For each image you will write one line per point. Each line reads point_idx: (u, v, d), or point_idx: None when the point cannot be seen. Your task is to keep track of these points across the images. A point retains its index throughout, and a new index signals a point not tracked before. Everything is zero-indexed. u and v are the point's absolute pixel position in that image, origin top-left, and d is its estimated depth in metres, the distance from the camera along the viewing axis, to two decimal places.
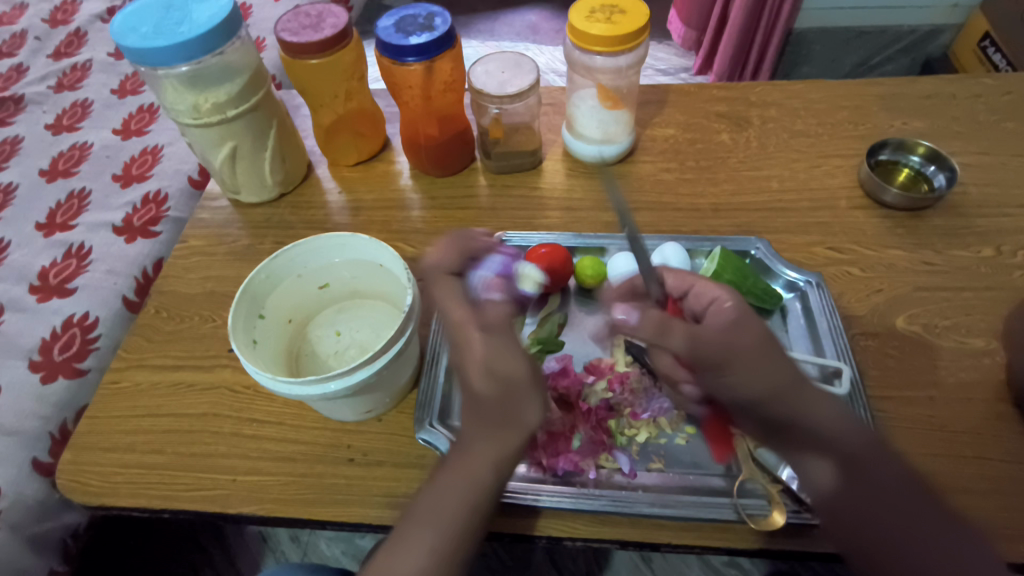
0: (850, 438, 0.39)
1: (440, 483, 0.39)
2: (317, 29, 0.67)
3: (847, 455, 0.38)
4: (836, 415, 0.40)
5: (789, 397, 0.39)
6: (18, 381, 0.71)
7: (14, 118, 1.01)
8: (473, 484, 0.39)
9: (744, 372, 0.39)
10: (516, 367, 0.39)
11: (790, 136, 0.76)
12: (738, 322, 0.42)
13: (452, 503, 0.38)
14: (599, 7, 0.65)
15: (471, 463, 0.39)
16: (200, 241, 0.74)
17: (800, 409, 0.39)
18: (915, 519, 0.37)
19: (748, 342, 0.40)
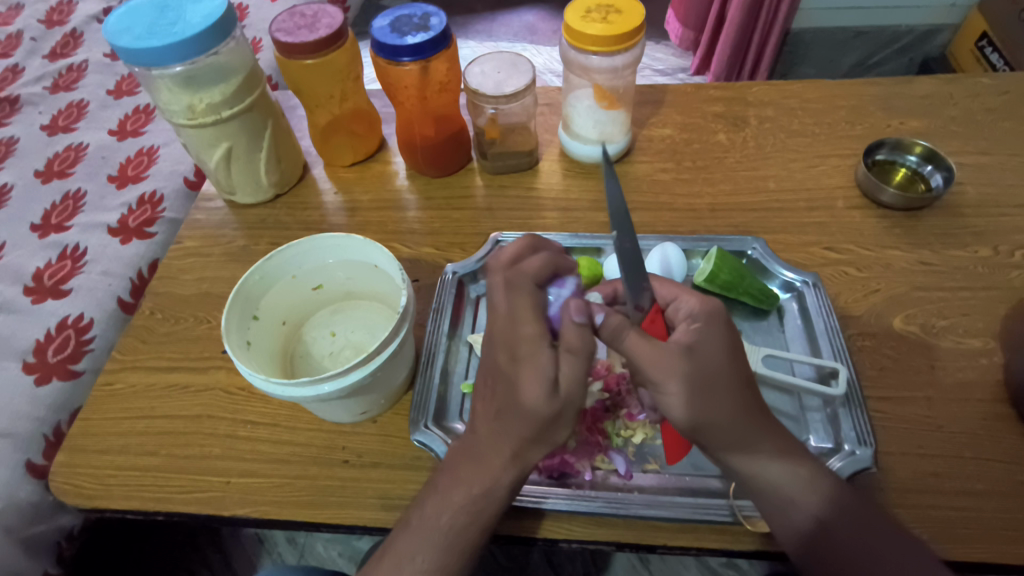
0: (793, 467, 0.43)
1: (434, 499, 0.44)
2: (312, 29, 0.67)
3: (788, 485, 0.43)
4: (779, 445, 0.43)
5: (736, 427, 0.42)
6: (12, 382, 0.70)
7: (9, 119, 1.00)
8: (483, 499, 0.43)
9: (700, 402, 0.41)
10: (575, 391, 0.41)
11: (787, 136, 0.76)
12: (703, 345, 0.41)
13: (460, 516, 0.43)
14: (594, 7, 0.65)
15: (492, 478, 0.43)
16: (196, 242, 0.74)
17: (746, 439, 0.42)
18: (849, 546, 0.42)
19: (709, 371, 0.41)
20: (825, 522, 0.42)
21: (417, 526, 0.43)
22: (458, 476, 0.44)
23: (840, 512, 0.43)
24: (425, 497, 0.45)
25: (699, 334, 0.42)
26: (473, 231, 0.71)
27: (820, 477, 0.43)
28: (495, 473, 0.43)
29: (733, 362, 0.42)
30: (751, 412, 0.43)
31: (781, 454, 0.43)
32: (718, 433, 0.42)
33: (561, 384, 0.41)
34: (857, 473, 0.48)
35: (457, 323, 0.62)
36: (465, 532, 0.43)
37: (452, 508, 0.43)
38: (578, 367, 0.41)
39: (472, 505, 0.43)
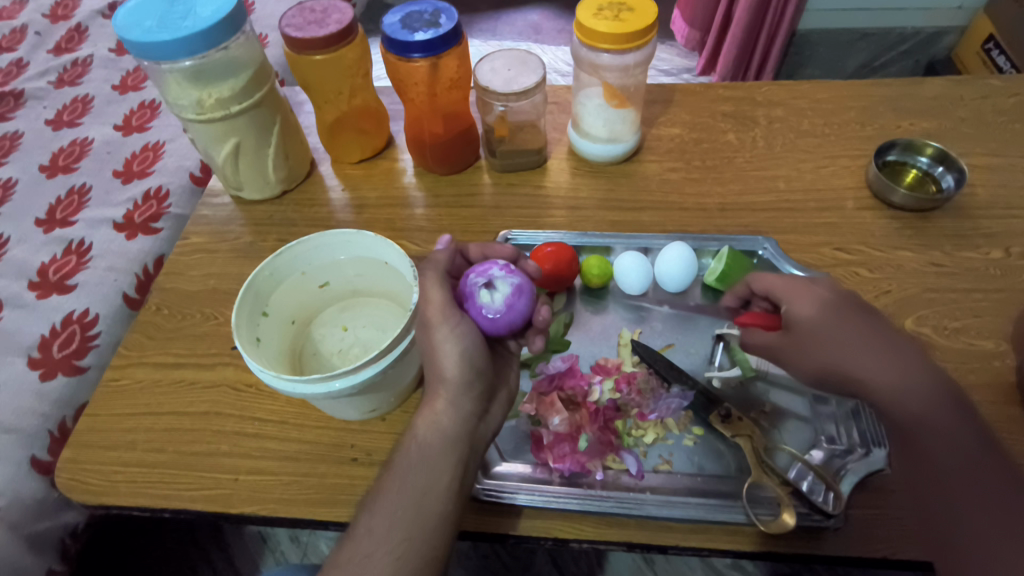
0: (919, 403, 0.41)
1: (386, 477, 0.44)
2: (322, 24, 0.66)
3: (901, 421, 0.41)
4: (902, 377, 0.42)
5: (843, 366, 0.44)
6: (17, 378, 0.70)
7: (14, 114, 1.00)
8: (410, 458, 0.44)
9: (813, 352, 0.46)
10: (430, 311, 0.47)
11: (797, 136, 0.76)
12: (801, 308, 0.47)
13: (395, 481, 0.43)
14: (606, 5, 0.64)
15: (414, 434, 0.45)
16: (202, 238, 0.73)
17: (854, 374, 0.43)
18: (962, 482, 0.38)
19: (806, 331, 0.46)
20: (940, 465, 0.39)
21: (372, 506, 0.43)
22: (402, 443, 0.45)
23: (956, 458, 0.39)
24: (379, 479, 0.45)
25: (793, 305, 0.48)
26: (482, 229, 0.71)
27: (947, 421, 0.40)
28: (415, 428, 0.45)
29: (833, 315, 0.46)
30: (861, 347, 0.44)
31: (896, 388, 0.42)
32: (855, 374, 0.44)
33: (423, 308, 0.48)
34: (865, 477, 0.48)
35: None
36: (406, 501, 0.42)
37: (399, 483, 0.43)
38: (437, 294, 0.48)
39: (413, 477, 0.43)
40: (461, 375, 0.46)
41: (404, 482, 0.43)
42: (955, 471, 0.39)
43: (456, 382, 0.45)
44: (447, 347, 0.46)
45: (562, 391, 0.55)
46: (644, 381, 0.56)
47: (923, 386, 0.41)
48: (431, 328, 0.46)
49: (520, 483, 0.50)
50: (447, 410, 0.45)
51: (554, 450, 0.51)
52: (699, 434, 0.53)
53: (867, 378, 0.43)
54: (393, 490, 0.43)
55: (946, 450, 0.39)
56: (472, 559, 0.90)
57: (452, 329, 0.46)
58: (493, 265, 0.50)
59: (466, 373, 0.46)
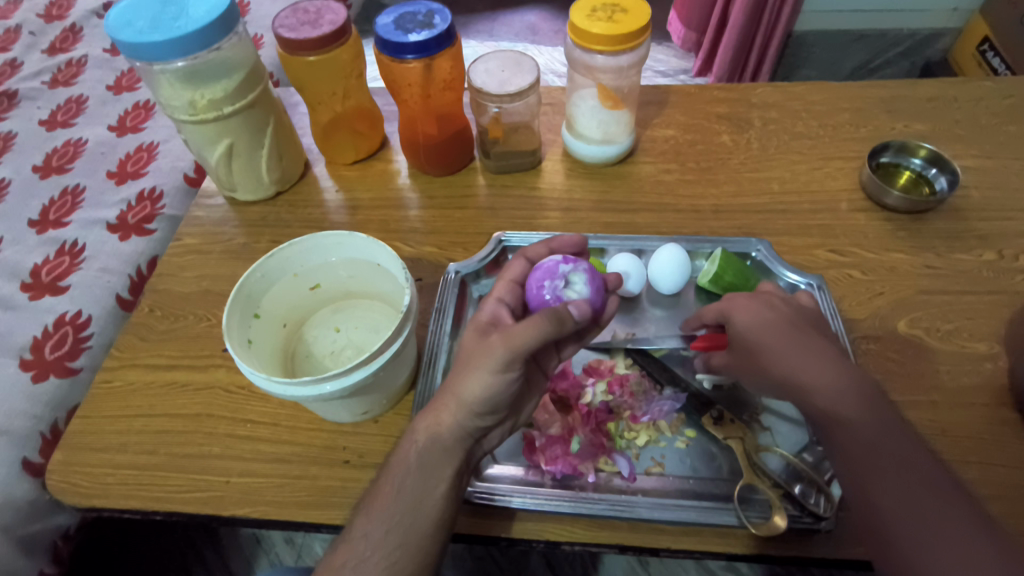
0: (846, 400, 0.42)
1: (381, 482, 0.44)
2: (315, 25, 0.66)
3: (834, 415, 0.42)
4: (833, 375, 0.43)
5: (783, 369, 0.45)
6: (8, 379, 0.69)
7: (8, 114, 1.00)
8: (406, 466, 0.43)
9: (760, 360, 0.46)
10: (498, 348, 0.42)
11: (792, 138, 0.76)
12: (745, 318, 0.48)
13: (387, 488, 0.43)
14: (600, 6, 0.64)
15: (413, 437, 0.44)
16: (196, 239, 0.73)
17: (790, 376, 0.44)
18: (883, 474, 0.40)
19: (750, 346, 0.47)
20: (865, 458, 0.41)
21: (367, 511, 0.43)
22: (397, 451, 0.45)
23: (885, 448, 0.40)
24: (374, 484, 0.45)
25: (735, 316, 0.49)
26: (476, 230, 0.71)
27: (868, 415, 0.42)
28: (415, 431, 0.45)
29: (778, 323, 0.47)
30: (801, 354, 0.45)
31: (825, 387, 0.43)
32: (795, 380, 0.44)
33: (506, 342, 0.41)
34: None
35: (460, 322, 0.62)
36: (398, 506, 0.42)
37: (392, 490, 0.43)
38: (526, 334, 0.41)
39: (404, 483, 0.43)
40: (484, 402, 0.43)
41: (397, 490, 0.43)
42: (890, 457, 0.40)
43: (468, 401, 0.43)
44: (484, 374, 0.42)
45: (556, 392, 0.55)
46: (637, 383, 0.56)
47: (847, 383, 0.43)
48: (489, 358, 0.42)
49: (512, 485, 0.50)
50: (447, 423, 0.44)
51: (546, 452, 0.51)
52: (692, 436, 0.53)
53: (800, 376, 0.44)
54: (384, 495, 0.43)
55: (877, 439, 0.41)
56: (467, 560, 0.90)
57: (498, 371, 0.42)
58: (550, 269, 0.50)
59: (483, 406, 0.43)
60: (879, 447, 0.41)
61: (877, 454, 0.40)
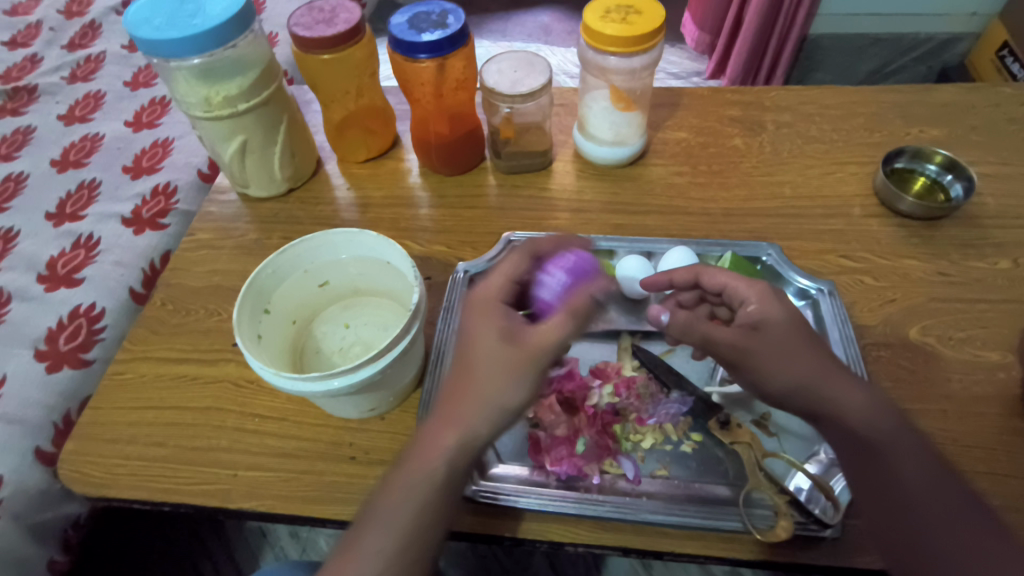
0: (881, 427, 0.41)
1: (387, 492, 0.43)
2: (329, 24, 0.67)
3: (870, 444, 0.41)
4: (866, 402, 0.42)
5: (805, 380, 0.43)
6: (24, 369, 0.70)
7: (28, 108, 1.01)
8: (422, 479, 0.42)
9: (776, 365, 0.43)
10: (539, 351, 0.42)
11: (805, 142, 0.75)
12: (766, 315, 0.45)
13: (400, 503, 0.42)
14: (614, 7, 0.64)
15: (434, 449, 0.42)
16: (208, 235, 0.74)
17: (823, 394, 0.42)
18: (924, 502, 0.39)
19: (776, 340, 0.44)
20: (904, 487, 0.40)
21: (375, 526, 0.42)
22: (407, 463, 0.43)
23: (920, 475, 0.40)
24: (377, 493, 0.43)
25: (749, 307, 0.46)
26: (485, 230, 0.71)
27: (903, 442, 0.41)
28: (435, 443, 0.42)
29: (803, 325, 0.45)
30: (835, 374, 0.43)
31: (860, 409, 0.42)
32: (827, 401, 0.42)
33: (546, 342, 0.43)
34: None
35: None
36: (411, 520, 0.41)
37: (402, 505, 0.42)
38: (566, 330, 0.43)
39: (415, 496, 0.42)
40: (516, 414, 0.43)
41: (406, 507, 0.42)
42: (924, 497, 0.39)
43: (500, 410, 0.42)
44: (524, 381, 0.42)
45: (562, 393, 0.55)
46: (644, 386, 0.56)
47: (880, 409, 0.42)
48: (531, 361, 0.42)
49: (516, 485, 0.50)
50: (461, 433, 0.42)
51: (551, 452, 0.51)
52: (699, 440, 0.52)
53: (837, 400, 0.42)
54: (391, 511, 0.42)
55: (916, 475, 0.40)
56: (470, 558, 0.90)
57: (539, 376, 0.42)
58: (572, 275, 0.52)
59: (511, 413, 0.42)
60: (917, 479, 0.40)
61: (915, 489, 0.40)
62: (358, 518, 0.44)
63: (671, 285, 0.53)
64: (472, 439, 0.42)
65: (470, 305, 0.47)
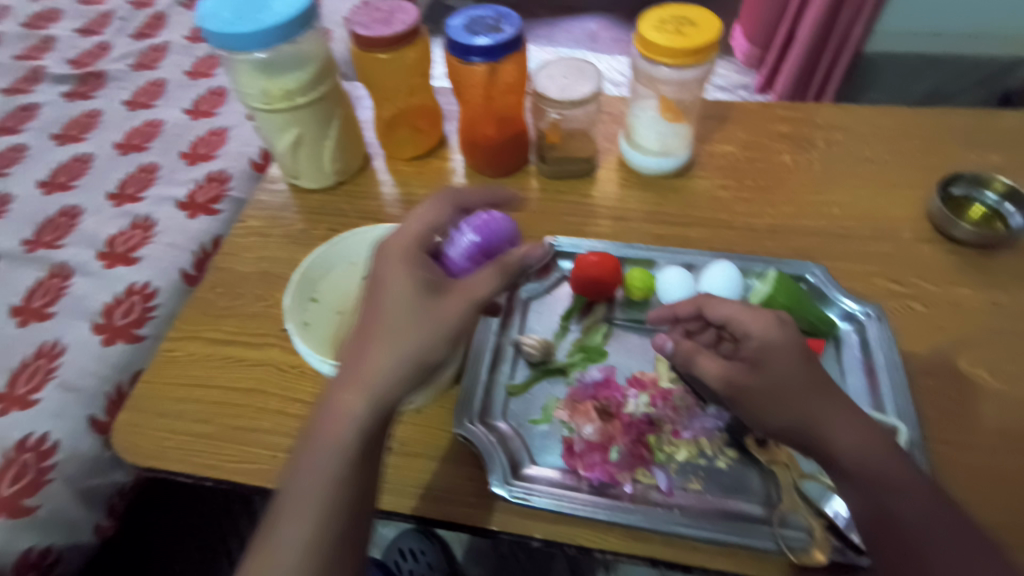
0: (875, 461, 0.43)
1: (302, 466, 0.43)
2: (387, 24, 0.68)
3: (866, 480, 0.43)
4: (858, 439, 0.44)
5: (798, 418, 0.44)
6: (80, 340, 0.74)
7: (95, 93, 1.06)
8: (333, 449, 0.42)
9: (771, 403, 0.45)
10: (456, 304, 0.45)
11: (856, 162, 0.74)
12: (764, 345, 0.45)
13: (315, 477, 0.42)
14: (669, 18, 0.64)
15: (342, 416, 0.43)
16: (259, 222, 0.76)
17: (813, 430, 0.44)
18: (925, 537, 0.41)
19: (776, 376, 0.44)
20: (904, 523, 0.42)
21: (294, 502, 0.42)
22: (319, 434, 0.43)
23: (917, 508, 0.42)
24: (292, 467, 0.44)
25: (750, 331, 0.46)
26: (527, 233, 0.72)
27: (899, 477, 0.43)
28: (343, 409, 0.43)
29: (805, 359, 0.45)
30: (828, 413, 0.44)
31: (851, 445, 0.44)
32: (817, 437, 0.44)
33: (470, 294, 0.46)
34: None
35: (507, 322, 0.63)
36: (327, 492, 0.42)
37: (315, 478, 0.42)
38: (487, 282, 0.47)
39: (327, 466, 0.42)
40: (431, 366, 0.44)
41: (321, 478, 0.42)
42: (921, 531, 0.42)
43: (417, 364, 0.44)
44: (440, 333, 0.44)
45: (597, 400, 0.55)
46: (681, 398, 0.55)
47: (876, 445, 0.44)
48: (444, 311, 0.45)
49: (549, 488, 0.51)
50: (368, 392, 0.43)
51: (584, 458, 0.52)
52: (734, 456, 0.52)
53: (834, 439, 0.44)
54: (311, 482, 0.42)
55: (912, 514, 0.42)
56: (491, 558, 0.91)
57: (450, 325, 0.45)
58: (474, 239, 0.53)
59: (420, 364, 0.44)
60: (913, 513, 0.42)
61: (913, 524, 0.42)
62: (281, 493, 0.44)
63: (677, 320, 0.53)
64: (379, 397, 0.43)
65: (382, 253, 0.48)
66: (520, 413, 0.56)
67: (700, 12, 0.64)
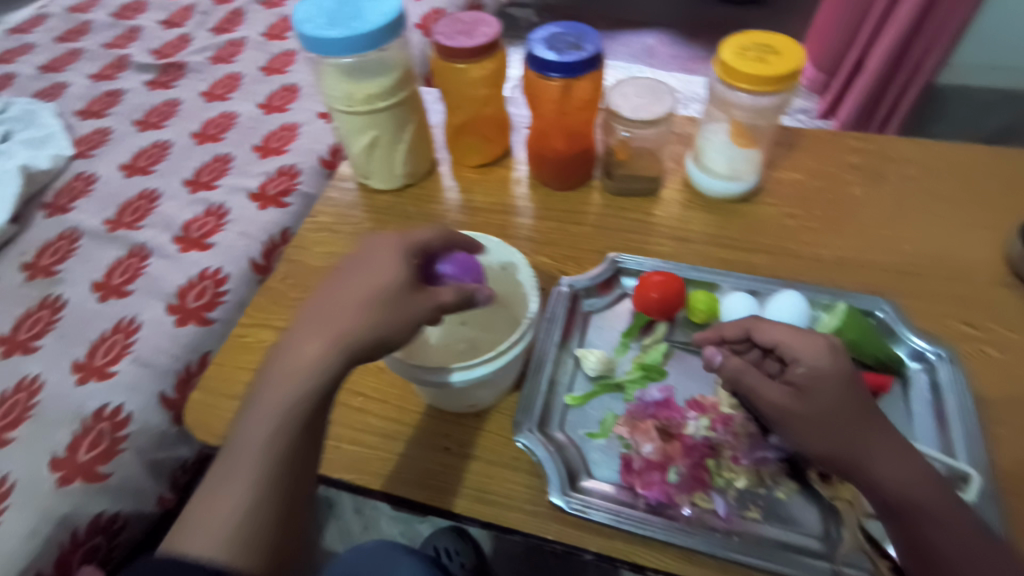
0: (918, 495, 0.44)
1: (255, 406, 0.44)
2: (470, 35, 0.70)
3: (905, 512, 0.44)
4: (902, 470, 0.44)
5: (837, 447, 0.45)
6: (156, 319, 0.78)
7: (176, 83, 1.12)
8: (288, 395, 0.43)
9: (815, 430, 0.45)
10: (425, 297, 0.47)
11: (930, 198, 0.73)
12: (814, 373, 0.45)
13: (266, 418, 0.43)
14: (751, 45, 0.64)
15: (303, 365, 0.44)
16: (329, 219, 0.79)
17: (853, 459, 0.45)
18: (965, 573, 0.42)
19: (826, 406, 0.45)
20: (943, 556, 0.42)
21: (242, 438, 0.43)
22: (277, 378, 0.44)
23: (958, 543, 0.43)
24: (246, 407, 0.45)
25: (801, 356, 0.46)
26: (589, 247, 0.72)
27: (941, 512, 0.43)
28: (304, 359, 0.44)
29: (852, 390, 0.45)
30: (871, 443, 0.44)
31: (893, 476, 0.44)
32: (858, 465, 0.45)
33: (441, 297, 0.47)
34: None
35: (567, 335, 0.64)
36: (276, 434, 0.43)
37: (265, 419, 0.43)
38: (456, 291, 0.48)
39: (279, 410, 0.43)
40: (390, 345, 0.46)
41: (262, 430, 0.43)
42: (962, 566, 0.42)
43: (379, 338, 0.45)
44: (406, 318, 0.46)
45: (658, 419, 0.55)
46: (742, 425, 0.54)
47: (922, 478, 0.44)
48: (414, 300, 0.46)
49: (606, 503, 0.52)
50: (329, 348, 0.44)
51: (643, 476, 0.53)
52: (793, 487, 0.52)
53: (875, 470, 0.44)
54: (252, 433, 0.43)
55: (953, 544, 0.43)
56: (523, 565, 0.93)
57: (417, 313, 0.46)
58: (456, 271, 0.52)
59: (382, 335, 0.45)
60: (953, 548, 0.42)
61: (954, 560, 0.42)
62: (228, 440, 0.45)
63: (722, 341, 0.53)
64: (320, 360, 0.44)
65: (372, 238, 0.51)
66: (579, 425, 0.58)
67: (784, 40, 0.64)
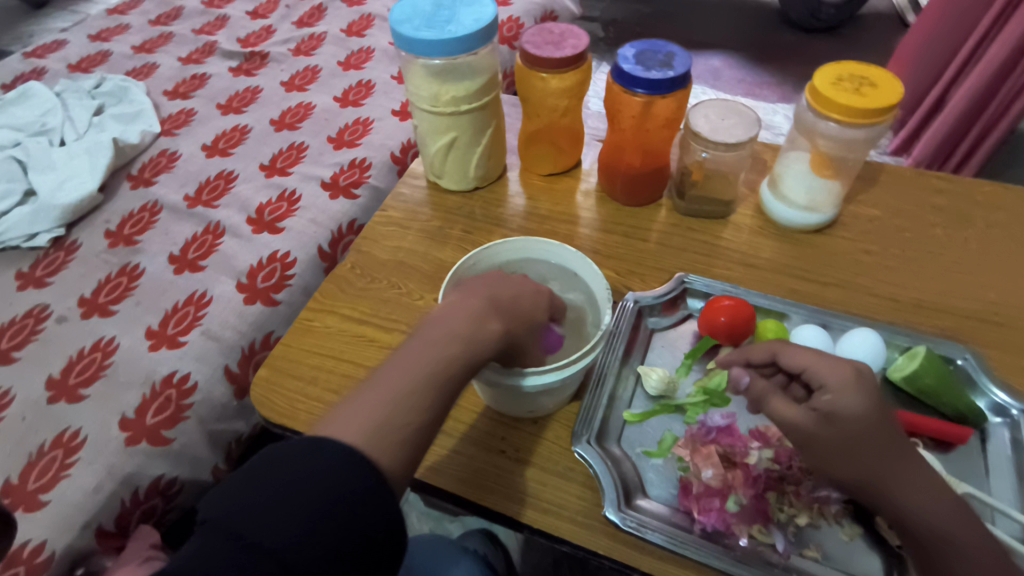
0: (949, 529, 0.42)
1: (425, 349, 0.47)
2: (558, 47, 0.71)
3: (935, 546, 0.42)
4: (932, 502, 0.42)
5: (864, 473, 0.43)
6: (226, 295, 0.81)
7: (258, 72, 1.16)
8: (464, 347, 0.47)
9: (844, 455, 0.44)
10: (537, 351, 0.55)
11: (1019, 247, 0.70)
12: (841, 401, 0.44)
13: (437, 360, 0.46)
14: (848, 76, 0.63)
15: (483, 330, 0.49)
16: (398, 214, 0.81)
17: (881, 487, 0.43)
18: None
19: (855, 433, 0.43)
20: None
21: (406, 370, 0.46)
22: (454, 331, 0.48)
23: None
24: (409, 349, 0.47)
25: (824, 378, 0.45)
26: (655, 265, 0.72)
27: (972, 550, 0.41)
28: (485, 327, 0.49)
29: (879, 415, 0.44)
30: (898, 473, 0.43)
31: (922, 508, 0.42)
32: (885, 493, 0.43)
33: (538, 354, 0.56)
34: None
35: (630, 351, 0.64)
36: (443, 377, 0.46)
37: (434, 361, 0.46)
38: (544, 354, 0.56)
39: (450, 360, 0.47)
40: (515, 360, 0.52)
41: (424, 366, 0.46)
42: None
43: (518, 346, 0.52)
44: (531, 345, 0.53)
45: (719, 445, 0.54)
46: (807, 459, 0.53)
47: (954, 512, 0.42)
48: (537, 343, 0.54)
49: (662, 524, 0.52)
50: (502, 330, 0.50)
51: (701, 501, 0.52)
52: (857, 531, 0.51)
53: (901, 500, 0.43)
54: (421, 366, 0.46)
55: None
56: None
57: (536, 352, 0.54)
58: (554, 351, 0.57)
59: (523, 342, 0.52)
60: None
61: None
62: (384, 365, 0.47)
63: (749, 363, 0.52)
64: (494, 335, 0.49)
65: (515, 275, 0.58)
66: (636, 442, 0.57)
67: (882, 74, 0.63)
